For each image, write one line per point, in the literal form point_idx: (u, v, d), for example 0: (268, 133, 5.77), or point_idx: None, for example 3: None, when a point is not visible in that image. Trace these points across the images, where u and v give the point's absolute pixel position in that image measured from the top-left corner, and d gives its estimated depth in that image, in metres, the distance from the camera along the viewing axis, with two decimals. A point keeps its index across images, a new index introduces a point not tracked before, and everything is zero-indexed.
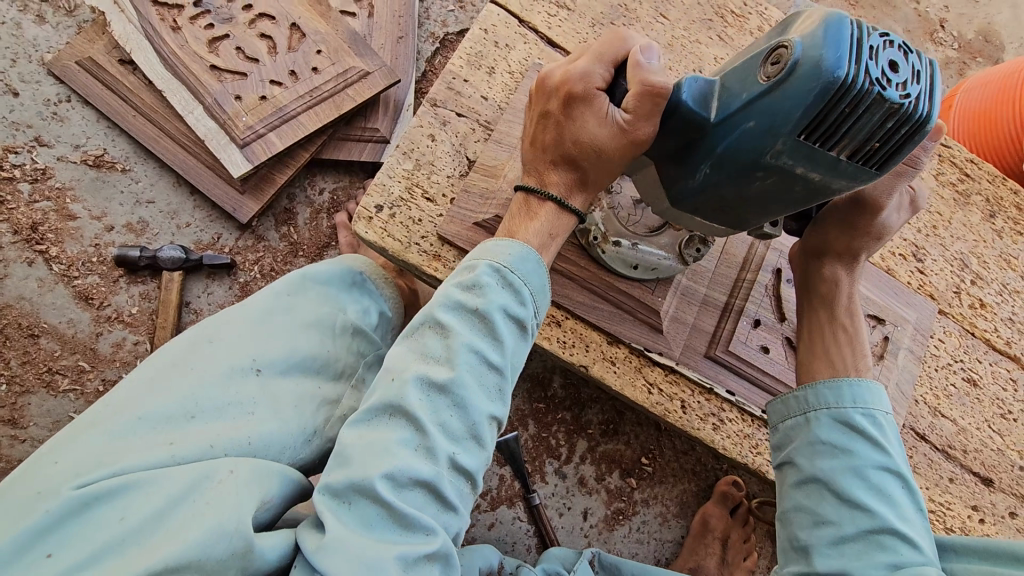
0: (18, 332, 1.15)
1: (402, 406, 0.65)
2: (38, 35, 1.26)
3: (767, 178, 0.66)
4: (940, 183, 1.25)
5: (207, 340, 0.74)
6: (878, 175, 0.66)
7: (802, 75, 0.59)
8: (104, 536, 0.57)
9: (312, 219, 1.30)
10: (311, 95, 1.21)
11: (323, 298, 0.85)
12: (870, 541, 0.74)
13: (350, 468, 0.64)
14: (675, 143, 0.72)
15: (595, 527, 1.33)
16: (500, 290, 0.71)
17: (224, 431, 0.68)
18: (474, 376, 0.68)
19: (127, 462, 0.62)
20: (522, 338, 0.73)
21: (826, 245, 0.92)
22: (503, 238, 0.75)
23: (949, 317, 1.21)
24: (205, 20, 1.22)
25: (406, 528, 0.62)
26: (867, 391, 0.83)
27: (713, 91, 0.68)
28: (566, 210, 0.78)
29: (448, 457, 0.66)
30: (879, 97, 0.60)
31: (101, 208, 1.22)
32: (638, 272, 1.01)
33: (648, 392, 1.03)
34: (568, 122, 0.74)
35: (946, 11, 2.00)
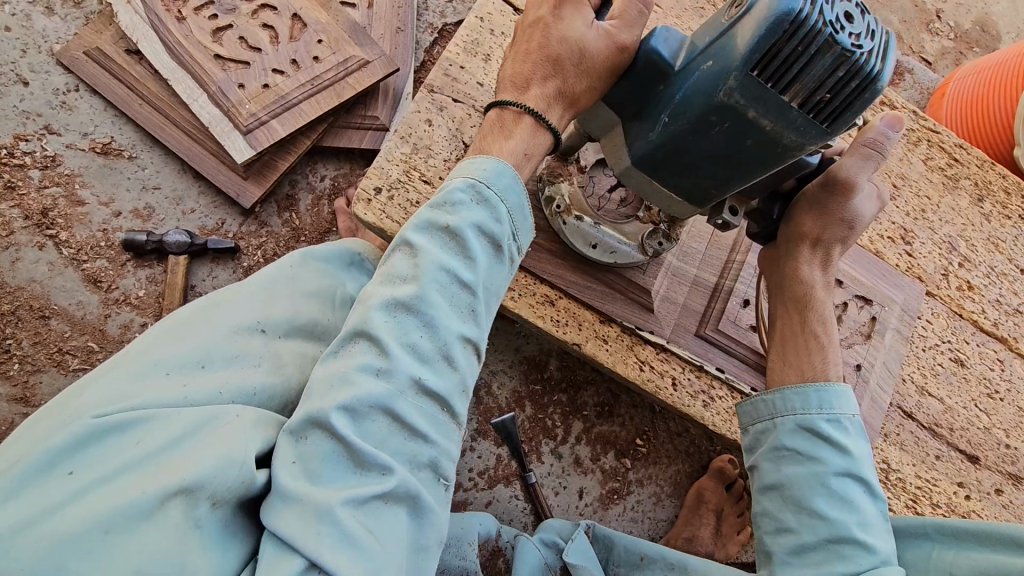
0: (29, 314, 1.19)
1: (368, 328, 0.68)
2: (46, 27, 1.29)
3: (721, 123, 0.68)
4: (929, 168, 1.27)
5: (222, 300, 0.78)
6: (828, 133, 0.68)
7: (758, 11, 0.63)
8: (122, 459, 0.61)
9: (314, 205, 1.34)
10: (312, 84, 1.24)
11: (325, 274, 0.88)
12: (829, 550, 0.78)
13: (310, 400, 0.66)
14: (642, 95, 0.75)
15: (591, 505, 1.36)
16: (473, 207, 0.74)
17: (232, 379, 0.72)
18: (442, 295, 0.71)
19: (143, 398, 0.66)
20: (496, 258, 0.76)
21: (795, 234, 0.91)
22: (478, 155, 0.78)
23: (937, 299, 1.23)
24: (209, 11, 1.25)
25: (363, 464, 0.64)
26: (834, 397, 0.85)
27: (682, 43, 0.71)
28: (541, 127, 0.80)
29: (412, 378, 0.68)
30: (829, 41, 0.62)
31: (109, 193, 1.26)
32: (596, 253, 1.02)
33: (639, 368, 1.06)
34: (557, 22, 0.77)
35: (942, 2, 2.02)
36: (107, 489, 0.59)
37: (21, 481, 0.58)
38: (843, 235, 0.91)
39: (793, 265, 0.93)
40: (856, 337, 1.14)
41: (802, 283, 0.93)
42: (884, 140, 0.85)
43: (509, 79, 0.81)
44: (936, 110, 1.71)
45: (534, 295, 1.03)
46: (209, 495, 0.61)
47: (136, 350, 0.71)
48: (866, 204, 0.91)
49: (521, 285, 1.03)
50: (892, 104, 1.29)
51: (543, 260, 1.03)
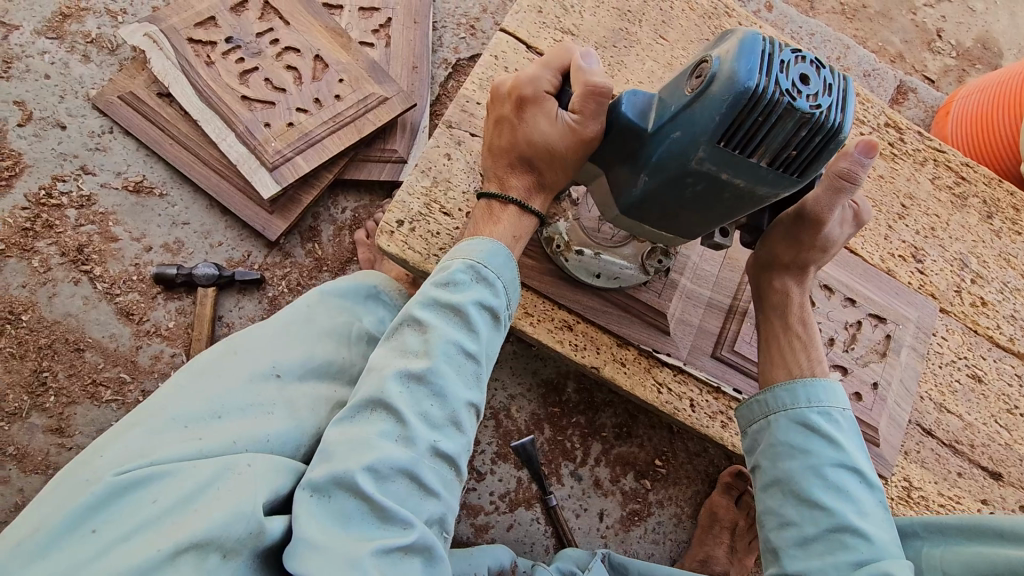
0: (65, 347, 1.23)
1: (384, 400, 0.72)
2: (83, 73, 1.36)
3: (697, 183, 0.72)
4: (937, 186, 1.29)
5: (238, 347, 0.82)
6: (800, 181, 0.73)
7: (718, 86, 0.66)
8: (137, 517, 0.64)
9: (335, 236, 1.38)
10: (334, 121, 1.30)
11: (342, 309, 0.91)
12: (831, 540, 0.79)
13: (332, 463, 0.70)
14: (619, 153, 0.77)
15: (612, 527, 1.36)
16: (474, 285, 0.78)
17: (244, 428, 0.75)
18: (452, 366, 0.75)
19: (161, 454, 0.69)
20: (497, 328, 0.81)
21: (773, 258, 0.94)
22: (471, 239, 0.82)
23: (951, 315, 1.24)
24: (236, 54, 1.32)
25: (385, 521, 0.68)
26: (822, 391, 0.87)
27: (650, 105, 0.73)
28: (526, 212, 0.87)
29: (428, 445, 0.72)
30: (790, 107, 0.66)
31: (141, 229, 1.31)
32: (601, 280, 1.05)
33: (657, 391, 1.08)
34: (521, 124, 0.84)
35: (942, 22, 2.06)
36: (126, 547, 0.62)
37: (48, 540, 0.62)
38: (818, 258, 0.93)
39: (767, 279, 0.97)
40: (871, 355, 1.15)
41: (779, 295, 0.96)
42: (861, 171, 0.84)
43: (491, 175, 0.89)
44: (942, 128, 1.73)
45: (553, 320, 1.06)
46: (220, 548, 0.63)
47: (156, 403, 0.74)
48: (839, 230, 0.92)
49: (540, 311, 1.06)
50: (898, 125, 1.32)
51: (560, 287, 1.06)
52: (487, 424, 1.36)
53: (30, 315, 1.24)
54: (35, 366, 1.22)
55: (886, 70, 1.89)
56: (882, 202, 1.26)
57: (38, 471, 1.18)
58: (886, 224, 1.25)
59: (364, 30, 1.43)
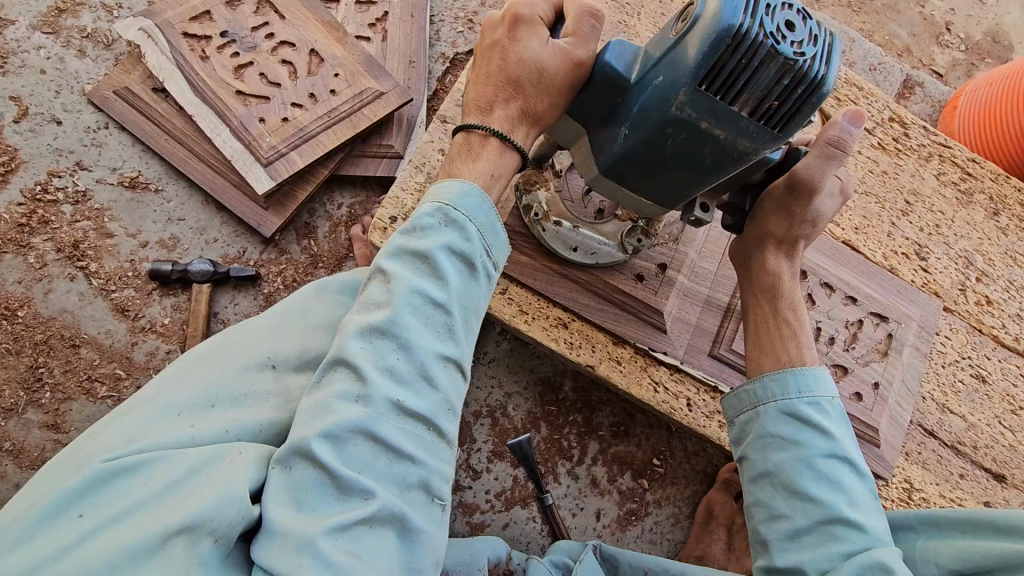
0: (61, 343, 1.23)
1: (346, 357, 0.70)
2: (79, 68, 1.36)
3: (679, 134, 0.70)
4: (942, 183, 1.27)
5: (237, 336, 0.81)
6: (780, 138, 0.70)
7: (701, 26, 0.65)
8: (125, 502, 0.63)
9: (332, 232, 1.37)
10: (329, 116, 1.29)
11: (338, 303, 0.87)
12: (823, 532, 0.77)
13: (292, 429, 0.68)
14: (603, 107, 0.76)
15: (608, 527, 1.35)
16: (440, 230, 0.75)
17: (237, 417, 0.74)
18: (417, 317, 0.72)
19: (152, 440, 0.68)
20: (471, 276, 0.77)
21: (765, 232, 0.92)
22: (446, 180, 0.79)
23: (955, 314, 1.22)
24: (231, 49, 1.31)
25: (345, 489, 0.65)
26: (812, 380, 0.85)
27: (636, 57, 0.73)
28: (508, 147, 0.81)
29: (391, 401, 0.69)
30: (773, 51, 0.65)
31: (136, 225, 1.31)
32: (578, 255, 1.04)
33: (654, 390, 1.06)
34: (513, 44, 0.79)
35: (951, 14, 2.02)
36: (113, 530, 0.61)
37: (37, 523, 0.62)
38: (808, 233, 0.93)
39: (760, 257, 0.94)
40: (872, 355, 1.13)
41: (772, 276, 0.94)
42: (848, 139, 0.85)
43: (473, 104, 0.83)
44: (950, 123, 1.70)
45: (547, 318, 1.05)
46: (211, 531, 0.62)
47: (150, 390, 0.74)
48: (828, 203, 0.92)
49: (535, 309, 1.05)
50: (903, 119, 1.30)
51: (556, 284, 1.05)
52: (483, 422, 1.35)
53: (26, 311, 1.24)
54: (31, 363, 1.22)
55: (892, 64, 1.85)
56: (886, 198, 1.24)
57: (33, 467, 1.18)
58: (889, 221, 1.22)
59: (361, 24, 1.42)
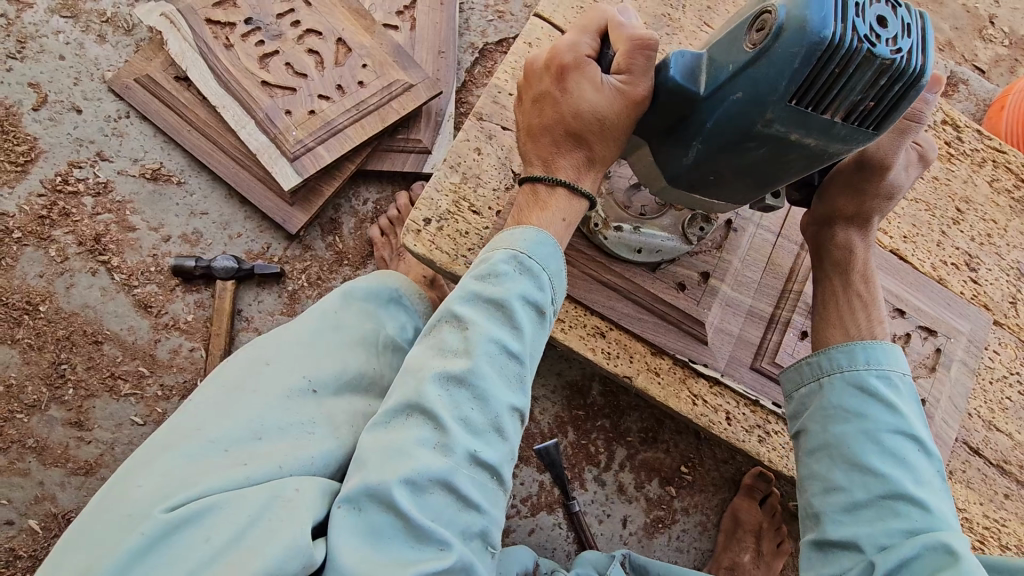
0: (83, 339, 1.21)
1: (422, 404, 0.67)
2: (99, 55, 1.32)
3: (759, 149, 0.66)
4: (995, 190, 1.21)
5: (268, 360, 0.78)
6: (876, 136, 0.66)
7: (786, 39, 0.59)
8: (197, 553, 0.62)
9: (357, 228, 1.34)
10: (357, 109, 1.24)
11: (366, 314, 0.88)
12: (883, 507, 0.73)
13: (366, 473, 0.66)
14: (668, 121, 0.71)
15: (635, 534, 1.33)
16: (517, 278, 0.72)
17: (288, 450, 0.72)
18: (493, 367, 0.69)
19: (205, 485, 0.66)
20: (541, 324, 0.74)
21: (835, 211, 0.87)
22: (517, 225, 0.75)
23: (1005, 328, 1.17)
24: (256, 37, 1.26)
25: (419, 538, 0.64)
26: (883, 353, 0.80)
27: (701, 64, 0.67)
28: (576, 193, 0.77)
29: (468, 453, 0.67)
30: (869, 54, 0.60)
31: (158, 219, 1.28)
32: (642, 256, 1.00)
33: (693, 403, 1.03)
34: (564, 95, 0.74)
35: (996, 7, 1.94)
36: None
37: None
38: (883, 208, 0.86)
39: (828, 233, 0.89)
40: (919, 369, 1.09)
41: (841, 248, 0.89)
42: (925, 109, 0.78)
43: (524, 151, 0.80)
44: (996, 123, 1.63)
45: (585, 327, 1.01)
46: None
47: (190, 425, 0.71)
48: (905, 175, 0.85)
49: (573, 317, 1.01)
50: (955, 122, 1.24)
51: (596, 292, 1.01)
52: None
53: (47, 305, 1.21)
54: (53, 359, 1.19)
55: (936, 60, 1.77)
56: (936, 206, 1.18)
57: (57, 464, 1.16)
58: (939, 230, 1.17)
59: (388, 11, 1.36)
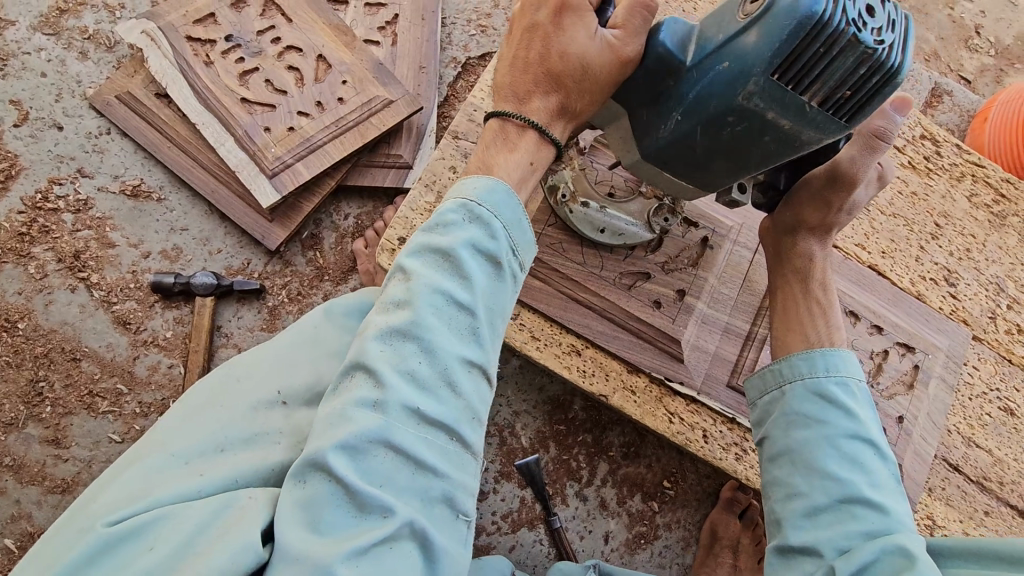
0: (61, 356, 1.21)
1: (366, 361, 0.66)
2: (80, 71, 1.32)
3: (737, 125, 0.66)
4: (974, 205, 1.21)
5: (238, 373, 0.77)
6: (846, 129, 0.67)
7: (777, 13, 0.60)
8: (141, 564, 0.60)
9: (338, 244, 1.34)
10: (336, 125, 1.24)
11: (342, 330, 0.81)
12: (841, 510, 0.72)
13: (311, 439, 0.65)
14: (654, 89, 0.71)
15: (617, 550, 1.32)
16: (464, 226, 0.70)
17: (246, 463, 0.70)
18: (440, 318, 0.67)
19: (156, 497, 0.65)
20: (497, 274, 0.71)
21: (799, 220, 0.88)
22: (471, 176, 0.74)
23: (984, 343, 1.17)
24: (236, 54, 1.26)
25: (364, 505, 0.62)
26: (840, 360, 0.80)
27: (692, 35, 0.68)
28: (545, 140, 0.76)
29: (412, 409, 0.64)
30: (853, 40, 0.61)
31: (139, 235, 1.28)
32: (604, 237, 1.00)
33: (669, 421, 1.03)
34: (557, 33, 0.72)
35: (981, 17, 1.94)
36: None
37: None
38: (842, 222, 0.89)
39: (790, 241, 0.90)
40: (897, 386, 1.09)
41: (801, 257, 0.91)
42: (891, 129, 0.81)
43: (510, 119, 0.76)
44: (979, 135, 1.64)
45: (560, 345, 1.01)
46: None
47: (154, 438, 0.71)
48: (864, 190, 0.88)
49: (548, 335, 1.01)
50: (934, 136, 1.24)
51: (571, 310, 1.01)
52: (491, 442, 1.32)
53: (26, 322, 1.21)
54: (31, 376, 1.19)
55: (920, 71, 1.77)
56: (914, 221, 1.18)
57: (34, 482, 1.16)
58: (918, 245, 1.17)
59: (369, 26, 1.37)
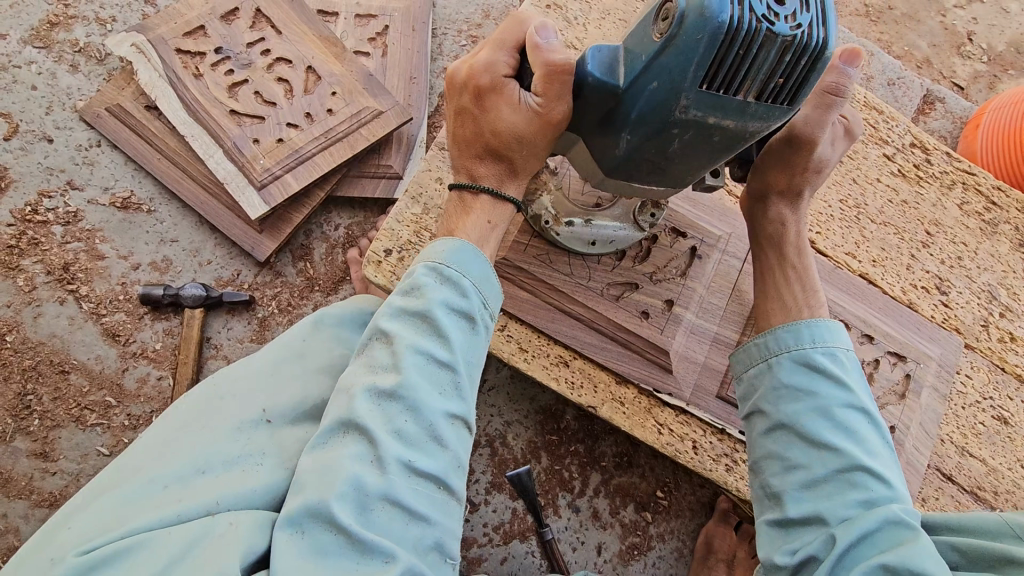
0: (50, 368, 1.20)
1: (353, 419, 0.66)
2: (71, 84, 1.32)
3: (684, 134, 0.65)
4: (965, 212, 1.21)
5: (222, 394, 0.76)
6: (791, 112, 0.66)
7: (689, 26, 0.59)
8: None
9: (328, 254, 1.33)
10: (325, 137, 1.24)
11: (335, 340, 0.83)
12: (842, 480, 0.71)
13: (303, 494, 0.64)
14: (597, 115, 0.71)
15: (610, 561, 1.31)
16: (439, 287, 0.72)
17: (228, 484, 0.69)
18: (425, 375, 0.68)
19: (134, 522, 0.64)
20: (473, 329, 0.73)
21: (768, 186, 0.89)
22: (441, 239, 0.76)
23: (977, 351, 1.16)
24: (225, 66, 1.27)
25: (365, 553, 0.62)
26: (824, 331, 0.81)
27: (617, 58, 0.67)
28: (500, 198, 0.80)
29: (404, 463, 0.65)
30: (770, 33, 0.60)
31: (128, 247, 1.28)
32: (597, 248, 1.00)
33: (658, 432, 1.02)
34: (483, 114, 0.76)
35: (973, 24, 1.94)
36: None
37: None
38: (812, 181, 0.89)
39: (762, 208, 0.92)
40: (889, 396, 1.08)
41: (773, 224, 0.91)
42: (846, 82, 0.80)
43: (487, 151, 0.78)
44: (971, 143, 1.64)
45: (548, 356, 1.01)
46: None
47: (132, 462, 0.70)
48: (831, 147, 0.87)
49: (535, 346, 1.01)
50: (925, 144, 1.24)
51: (559, 321, 1.01)
52: (482, 452, 1.31)
53: (14, 335, 1.21)
54: (19, 389, 1.19)
55: (912, 78, 1.77)
56: (905, 229, 1.18)
57: (21, 496, 1.15)
58: (909, 253, 1.17)
59: (360, 38, 1.38)
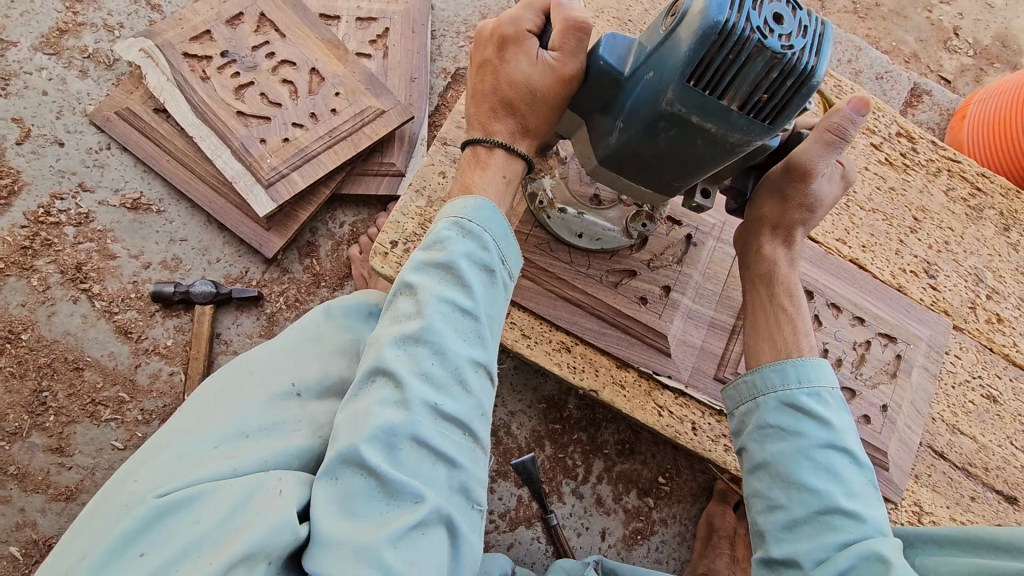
0: (64, 366, 1.23)
1: (381, 367, 0.70)
2: (80, 89, 1.36)
3: (670, 130, 0.69)
4: (951, 199, 1.25)
5: (251, 369, 0.79)
6: (772, 131, 0.69)
7: (689, 23, 0.63)
8: (189, 534, 0.63)
9: (333, 251, 1.37)
10: (330, 136, 1.28)
11: (339, 331, 0.85)
12: (820, 522, 0.74)
13: (336, 441, 0.68)
14: (600, 101, 0.75)
15: (614, 546, 1.34)
16: (460, 240, 0.75)
17: (276, 445, 0.73)
18: (448, 323, 0.72)
19: (197, 474, 0.67)
20: (494, 282, 0.76)
21: (760, 216, 0.91)
22: (463, 195, 0.79)
23: (965, 333, 1.20)
24: (231, 69, 1.30)
25: (395, 495, 0.65)
26: (810, 370, 0.83)
27: (631, 50, 0.71)
28: (513, 157, 0.82)
29: (430, 407, 0.68)
30: (760, 46, 0.62)
31: (138, 247, 1.31)
32: (582, 242, 1.04)
33: (658, 414, 1.05)
34: (503, 64, 0.79)
35: (959, 19, 1.99)
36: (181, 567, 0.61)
37: (97, 567, 0.61)
38: (805, 220, 0.90)
39: (756, 241, 0.93)
40: (881, 376, 1.12)
41: (766, 259, 0.93)
42: (850, 127, 0.82)
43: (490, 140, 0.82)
44: (958, 133, 1.69)
45: (550, 342, 1.04)
46: (266, 556, 0.62)
47: (176, 428, 0.73)
48: (827, 187, 0.90)
49: (538, 333, 1.04)
50: (911, 134, 1.27)
51: (561, 308, 1.04)
52: None
53: (29, 334, 1.24)
54: (35, 386, 1.22)
55: (900, 72, 1.82)
56: (893, 215, 1.22)
57: (39, 490, 1.18)
58: (897, 239, 1.21)
59: (361, 40, 1.41)
